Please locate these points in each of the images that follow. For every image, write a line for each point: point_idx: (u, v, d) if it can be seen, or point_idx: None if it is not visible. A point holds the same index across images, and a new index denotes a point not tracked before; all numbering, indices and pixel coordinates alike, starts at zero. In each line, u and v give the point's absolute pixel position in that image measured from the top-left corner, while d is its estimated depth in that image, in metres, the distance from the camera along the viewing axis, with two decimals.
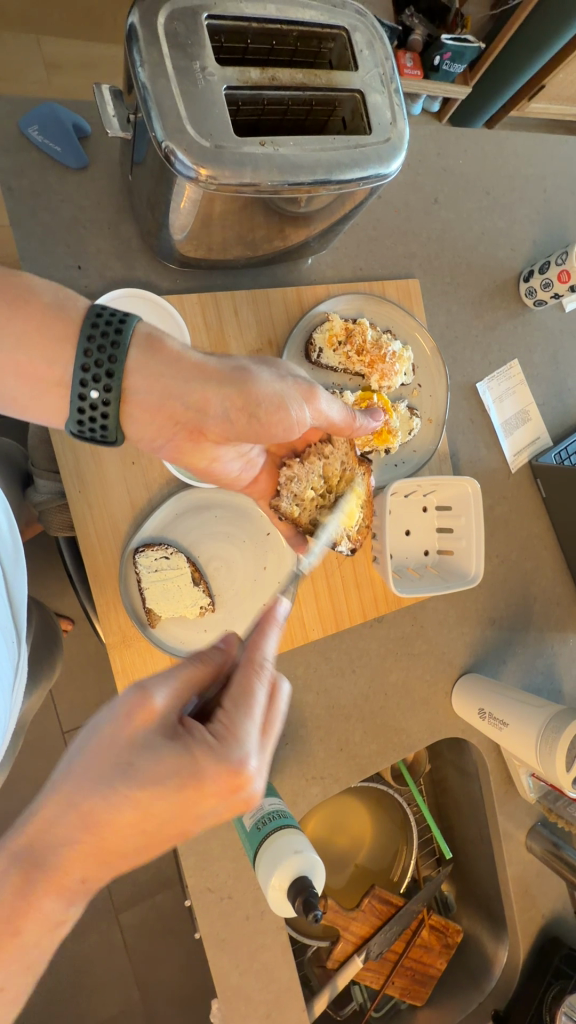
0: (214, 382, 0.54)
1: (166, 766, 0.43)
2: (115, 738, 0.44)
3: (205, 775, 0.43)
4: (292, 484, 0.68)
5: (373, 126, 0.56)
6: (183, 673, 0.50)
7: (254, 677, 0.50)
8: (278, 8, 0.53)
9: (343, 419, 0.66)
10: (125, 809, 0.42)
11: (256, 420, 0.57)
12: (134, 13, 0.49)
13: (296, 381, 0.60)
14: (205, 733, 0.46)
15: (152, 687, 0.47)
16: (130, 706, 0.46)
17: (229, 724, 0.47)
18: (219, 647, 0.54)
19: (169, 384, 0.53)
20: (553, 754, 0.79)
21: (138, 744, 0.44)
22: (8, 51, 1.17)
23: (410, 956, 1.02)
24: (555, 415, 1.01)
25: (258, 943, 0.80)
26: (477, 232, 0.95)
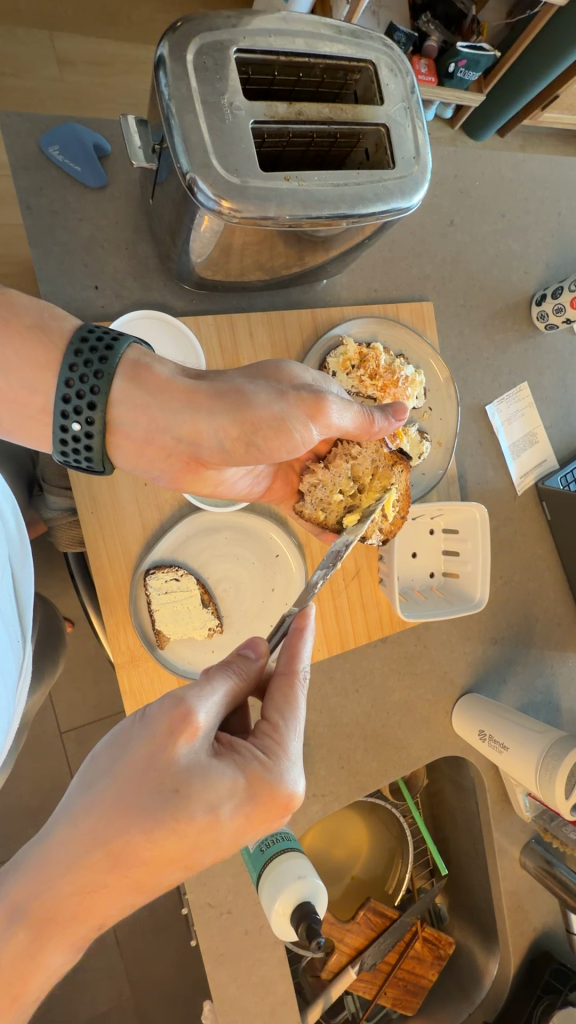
0: (204, 409, 0.51)
1: (204, 784, 0.39)
2: (151, 757, 0.40)
3: (262, 795, 0.41)
4: (316, 490, 0.68)
5: (397, 160, 0.56)
6: (220, 688, 0.46)
7: (295, 687, 0.49)
8: (306, 42, 0.54)
9: (359, 424, 0.59)
10: (156, 842, 0.37)
11: (256, 445, 0.54)
12: (164, 45, 0.49)
13: (299, 394, 0.54)
14: (254, 753, 0.43)
15: (195, 701, 0.43)
16: (167, 715, 0.42)
17: (278, 740, 0.45)
18: (251, 654, 0.51)
19: (156, 416, 0.50)
20: (552, 780, 0.80)
21: (181, 765, 0.40)
22: (22, 47, 1.15)
23: (402, 968, 1.04)
24: (562, 438, 1.01)
25: (255, 957, 0.81)
26: (491, 254, 0.95)
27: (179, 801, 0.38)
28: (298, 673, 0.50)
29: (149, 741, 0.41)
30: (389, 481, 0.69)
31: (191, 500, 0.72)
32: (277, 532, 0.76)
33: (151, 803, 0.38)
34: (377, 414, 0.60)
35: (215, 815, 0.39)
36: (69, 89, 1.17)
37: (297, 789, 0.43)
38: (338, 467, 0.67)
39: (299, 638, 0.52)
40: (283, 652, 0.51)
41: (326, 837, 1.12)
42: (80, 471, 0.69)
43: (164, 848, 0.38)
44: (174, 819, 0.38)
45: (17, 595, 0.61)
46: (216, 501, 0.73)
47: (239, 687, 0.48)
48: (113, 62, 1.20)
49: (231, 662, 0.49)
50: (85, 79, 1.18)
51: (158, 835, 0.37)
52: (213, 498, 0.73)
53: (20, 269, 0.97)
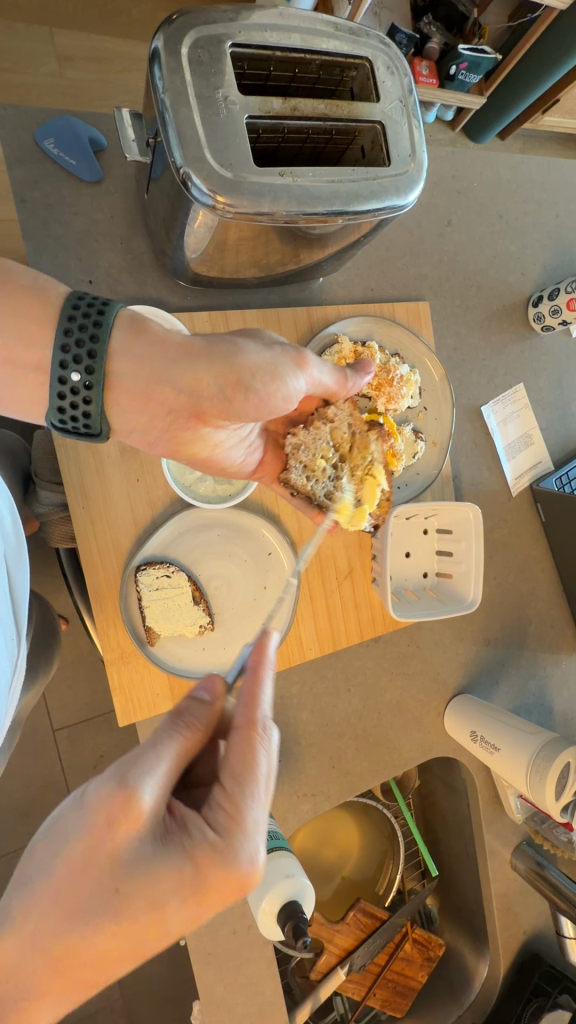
0: (203, 358, 0.52)
1: (161, 881, 0.37)
2: (91, 855, 0.36)
3: (211, 882, 0.38)
4: (299, 451, 0.69)
5: (392, 157, 0.56)
6: (169, 758, 0.42)
7: (254, 744, 0.44)
8: (303, 39, 0.54)
9: (335, 381, 0.65)
10: (112, 942, 0.35)
11: (254, 391, 0.55)
12: (159, 36, 0.49)
13: (285, 350, 0.57)
14: (205, 831, 0.40)
15: (138, 785, 0.39)
16: (109, 813, 0.37)
17: (233, 811, 0.41)
18: (205, 699, 0.47)
19: (158, 368, 0.51)
20: (543, 780, 0.80)
21: (121, 859, 0.36)
22: (21, 41, 1.14)
23: (392, 969, 1.04)
24: (557, 440, 1.01)
25: (243, 957, 0.81)
26: (488, 255, 0.95)
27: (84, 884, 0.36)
28: (256, 725, 0.45)
29: (87, 834, 0.36)
30: (368, 447, 0.71)
31: (184, 497, 0.72)
32: (269, 528, 0.76)
33: (93, 905, 0.35)
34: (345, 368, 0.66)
35: (162, 909, 0.36)
36: (68, 85, 1.17)
37: (257, 864, 0.40)
38: (321, 427, 0.69)
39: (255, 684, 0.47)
40: (238, 700, 0.47)
41: (317, 838, 1.12)
42: (72, 465, 0.68)
43: (121, 945, 0.35)
44: (129, 916, 0.36)
45: (13, 591, 0.61)
46: (208, 498, 0.73)
47: (193, 744, 0.44)
48: (113, 57, 1.20)
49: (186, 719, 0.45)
50: (84, 74, 1.18)
51: (109, 934, 0.35)
52: (205, 495, 0.73)
53: None
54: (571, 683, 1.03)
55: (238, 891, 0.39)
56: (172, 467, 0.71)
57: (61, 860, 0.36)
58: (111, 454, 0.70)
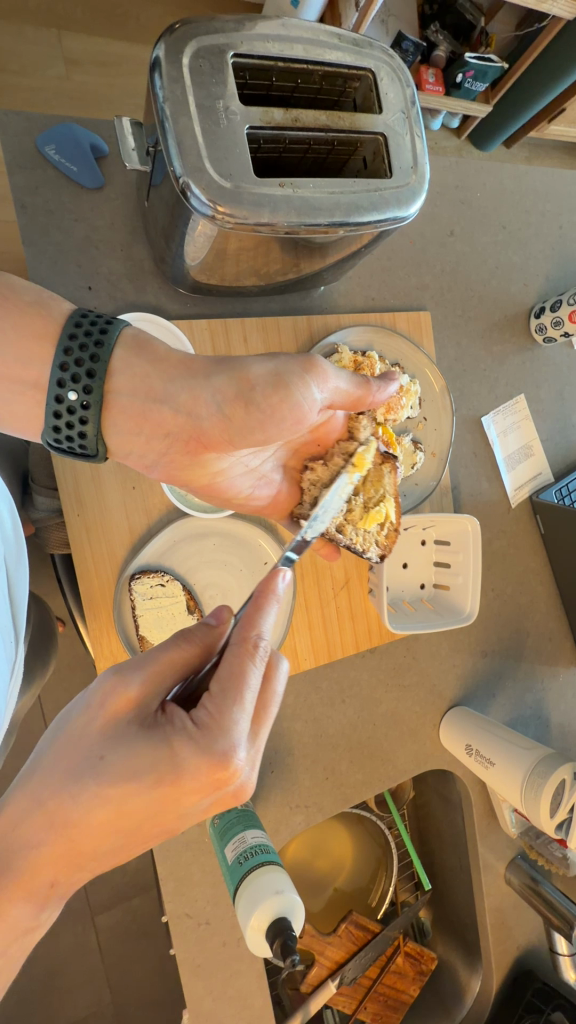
0: (202, 378, 0.52)
1: (140, 762, 0.40)
2: (87, 730, 0.43)
3: (182, 766, 0.40)
4: (316, 488, 0.68)
5: (394, 170, 0.55)
6: (161, 657, 0.46)
7: (244, 657, 0.45)
8: (305, 49, 0.53)
9: (357, 389, 0.60)
10: (99, 810, 0.39)
11: (255, 404, 0.54)
12: (161, 46, 0.49)
13: (297, 358, 0.55)
14: (187, 725, 0.42)
15: (127, 672, 0.45)
16: (106, 697, 0.44)
17: (216, 713, 0.43)
18: (210, 623, 0.50)
19: (154, 385, 0.51)
20: (538, 799, 0.79)
21: (110, 734, 0.42)
22: (28, 45, 1.15)
23: (383, 982, 1.03)
24: (558, 452, 1.00)
25: (232, 970, 0.80)
26: (491, 266, 0.95)
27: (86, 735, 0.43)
28: (249, 643, 0.46)
29: (86, 710, 0.44)
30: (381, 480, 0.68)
31: (179, 505, 0.72)
32: (266, 538, 0.75)
33: (83, 769, 0.41)
34: (372, 382, 0.62)
35: (141, 783, 0.40)
36: (74, 88, 1.17)
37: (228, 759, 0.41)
38: (338, 460, 0.67)
39: (256, 609, 0.48)
40: (237, 621, 0.48)
41: (310, 847, 1.11)
42: (67, 472, 0.68)
43: (103, 811, 0.40)
44: (110, 786, 0.40)
45: (13, 594, 0.60)
46: (203, 508, 0.72)
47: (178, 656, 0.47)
48: (118, 60, 1.20)
49: (190, 634, 0.49)
50: (90, 77, 1.18)
51: (99, 806, 0.40)
52: (201, 505, 0.73)
53: (18, 268, 0.97)
54: (568, 697, 1.03)
55: (215, 785, 0.41)
56: None
57: (65, 735, 0.43)
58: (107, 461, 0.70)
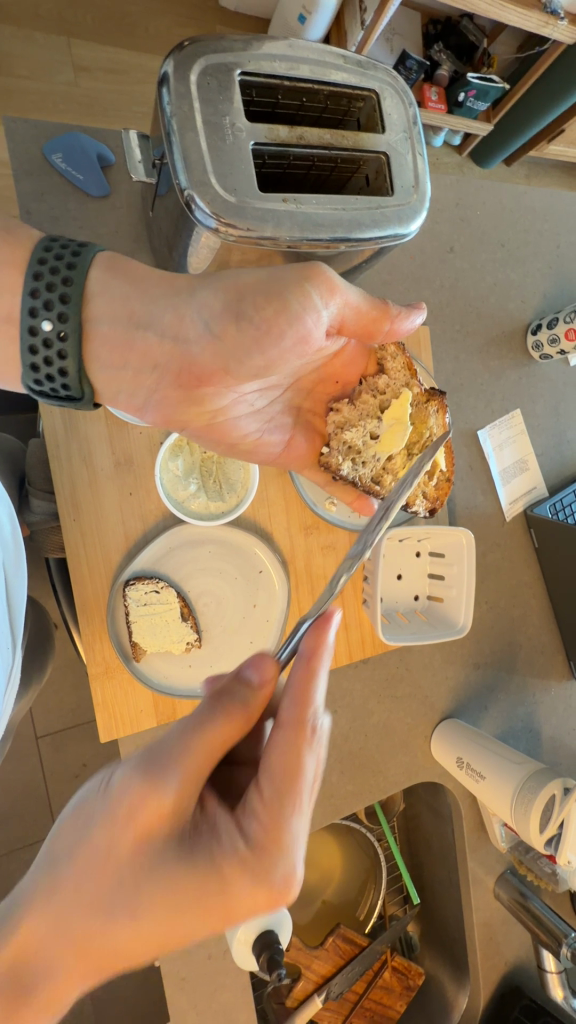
0: (186, 294, 0.52)
1: (180, 889, 0.38)
2: (115, 843, 0.39)
3: (237, 898, 0.38)
4: (343, 431, 0.69)
5: (395, 188, 0.56)
6: (195, 748, 0.41)
7: (301, 749, 0.40)
8: (311, 69, 0.54)
9: (370, 305, 0.56)
10: (134, 931, 0.38)
11: (246, 315, 0.51)
12: (170, 61, 0.49)
13: (309, 269, 0.51)
14: (237, 838, 0.40)
15: (290, 867, 0.39)
16: (138, 802, 0.40)
17: (271, 827, 0.39)
18: (252, 682, 0.43)
19: (136, 306, 0.51)
20: (528, 813, 0.79)
21: (144, 855, 0.39)
22: (37, 52, 1.16)
23: (370, 997, 1.02)
24: (553, 466, 1.01)
25: (217, 983, 0.79)
26: (489, 282, 0.96)
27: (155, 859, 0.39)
28: (305, 727, 0.41)
29: (109, 821, 0.39)
30: (426, 422, 0.72)
31: (175, 512, 0.72)
32: (261, 547, 0.75)
33: (116, 895, 0.38)
34: (389, 305, 0.58)
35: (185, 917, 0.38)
36: (82, 95, 1.19)
37: (301, 876, 0.40)
38: (364, 398, 0.69)
39: (308, 680, 0.42)
40: (286, 694, 0.42)
41: None
42: (65, 477, 0.68)
43: (136, 938, 0.38)
44: (146, 916, 0.38)
45: (10, 598, 0.60)
46: (200, 515, 0.72)
47: (225, 732, 0.41)
48: (127, 69, 1.21)
49: (228, 705, 0.42)
50: (98, 86, 1.19)
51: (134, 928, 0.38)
52: (198, 512, 0.72)
53: None
54: (559, 711, 1.03)
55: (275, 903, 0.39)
56: (165, 481, 0.70)
57: (85, 847, 0.40)
58: (104, 465, 0.70)
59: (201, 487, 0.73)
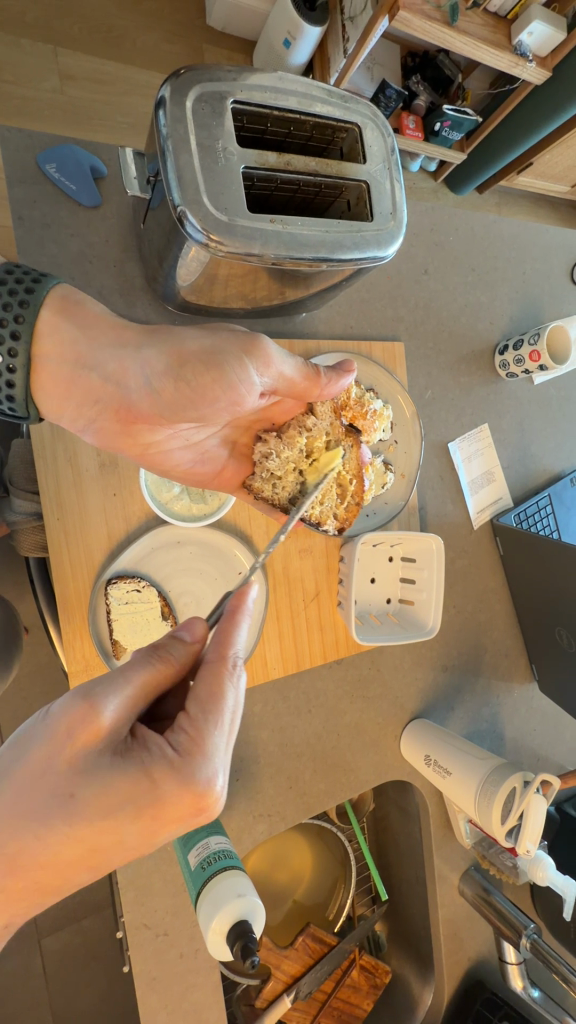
0: (131, 349, 0.56)
1: (111, 787, 0.42)
2: (51, 761, 0.43)
3: (164, 795, 0.43)
4: (267, 462, 0.69)
5: (375, 214, 0.60)
6: (136, 680, 0.48)
7: (224, 678, 0.49)
8: (299, 101, 0.58)
9: (304, 376, 0.62)
10: (62, 840, 0.42)
11: (185, 380, 0.57)
12: (167, 86, 0.53)
13: (243, 339, 0.58)
14: (165, 749, 0.45)
15: (215, 774, 0.45)
16: (69, 723, 0.44)
17: (194, 736, 0.46)
18: (184, 639, 0.52)
19: (82, 351, 0.56)
20: (490, 806, 0.83)
21: (79, 764, 0.43)
22: (25, 57, 1.18)
23: (337, 996, 1.03)
24: (517, 479, 1.07)
25: (188, 982, 0.80)
26: (460, 304, 1.02)
27: (108, 757, 0.44)
28: (228, 662, 0.50)
29: (48, 743, 0.43)
30: (339, 457, 0.71)
31: (158, 513, 0.74)
32: (241, 548, 0.78)
33: (52, 807, 0.42)
34: (321, 374, 0.64)
35: (115, 815, 0.42)
36: (68, 102, 1.21)
37: (210, 787, 0.44)
38: (292, 435, 0.69)
39: (233, 621, 0.52)
40: (213, 640, 0.51)
41: (270, 860, 1.12)
42: (50, 479, 0.70)
43: (70, 845, 0.42)
44: (81, 822, 0.42)
45: None
46: (182, 516, 0.75)
47: (157, 676, 0.49)
48: (114, 79, 1.24)
49: (161, 653, 0.50)
50: (85, 94, 1.22)
51: (66, 834, 0.42)
52: (181, 513, 0.75)
53: None
54: (522, 712, 1.08)
55: (189, 808, 0.44)
56: (149, 484, 0.73)
57: (23, 767, 0.43)
58: (89, 467, 0.71)
59: (184, 489, 0.75)
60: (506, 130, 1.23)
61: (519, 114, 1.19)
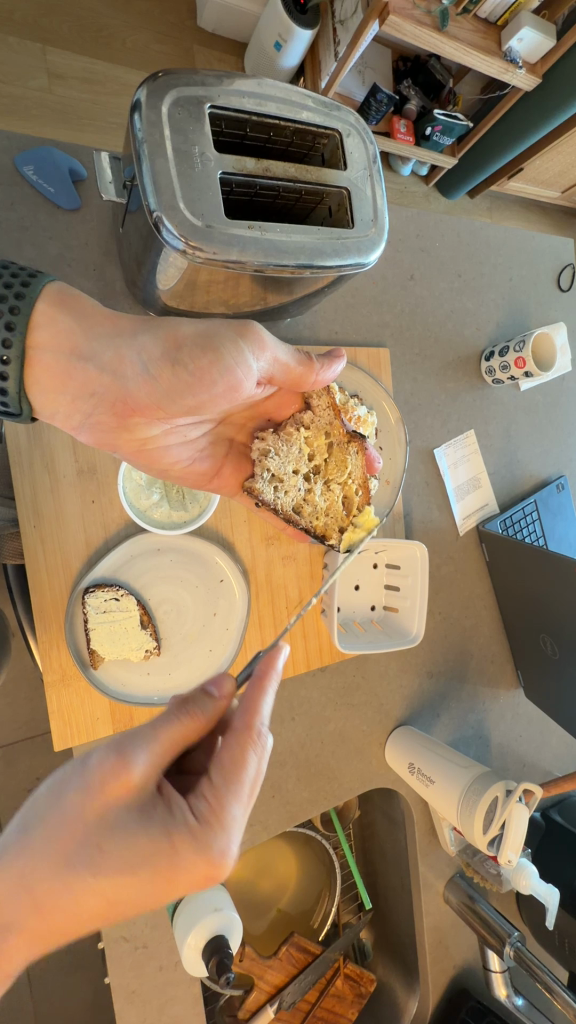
0: (127, 335, 0.56)
1: (136, 847, 0.42)
2: (84, 809, 0.43)
3: (181, 861, 0.42)
4: (266, 458, 0.69)
5: (356, 220, 0.60)
6: (164, 735, 0.47)
7: (248, 747, 0.48)
8: (278, 107, 0.58)
9: (297, 362, 0.62)
10: (87, 890, 0.41)
11: (181, 364, 0.56)
12: (142, 89, 0.52)
13: (236, 321, 0.57)
14: (188, 815, 0.45)
15: (229, 843, 0.44)
16: (108, 774, 0.44)
17: (215, 801, 0.46)
18: (214, 696, 0.51)
19: (79, 342, 0.55)
20: (472, 815, 0.82)
21: (108, 818, 0.43)
22: (12, 56, 1.16)
23: (322, 1006, 1.02)
24: (503, 485, 1.07)
25: (168, 995, 0.79)
26: (447, 310, 1.02)
27: (136, 814, 0.44)
28: (254, 733, 0.49)
29: (82, 789, 0.44)
30: (343, 462, 0.71)
31: (137, 521, 0.73)
32: (222, 556, 0.77)
33: (80, 854, 0.42)
34: (314, 360, 0.63)
35: (135, 874, 0.41)
36: (56, 102, 1.20)
37: (225, 854, 0.44)
38: (290, 430, 0.69)
39: (259, 693, 0.51)
40: (243, 708, 0.50)
41: (254, 869, 1.11)
42: (26, 484, 0.69)
43: (95, 898, 0.41)
44: (105, 875, 0.41)
45: None
46: (162, 524, 0.74)
47: (187, 730, 0.48)
48: (103, 79, 1.23)
49: (191, 709, 0.50)
50: (73, 94, 1.21)
51: (92, 888, 0.41)
52: (160, 521, 0.74)
53: None
54: (507, 718, 1.08)
55: (205, 877, 0.43)
56: (128, 491, 0.72)
57: (58, 812, 0.43)
58: (67, 473, 0.70)
59: (164, 496, 0.74)
60: (495, 135, 1.23)
61: (511, 118, 1.19)
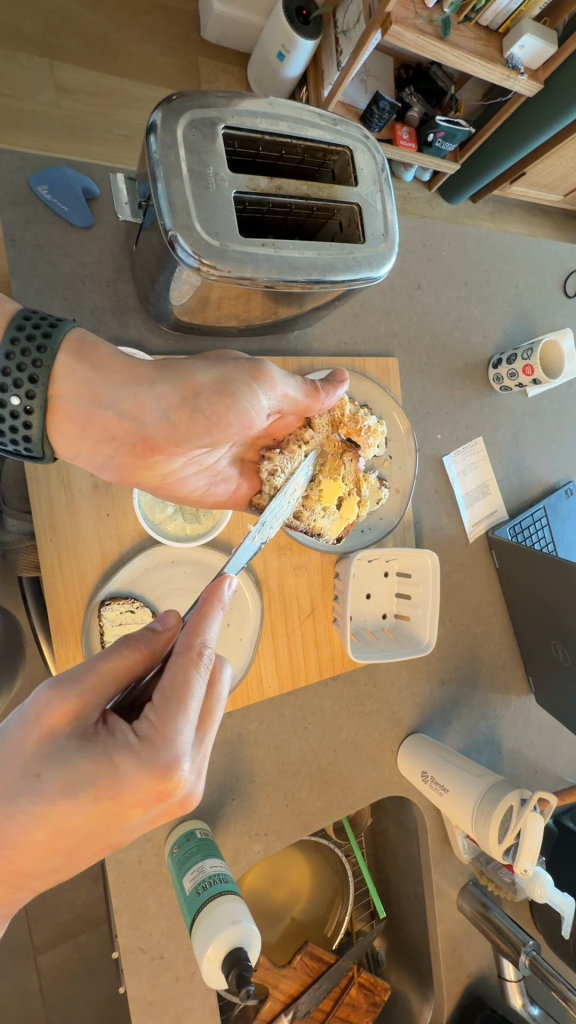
0: (146, 384, 0.57)
1: (74, 772, 0.41)
2: (22, 744, 0.42)
3: (124, 775, 0.41)
4: (274, 478, 0.70)
5: (367, 236, 0.61)
6: (104, 664, 0.47)
7: (191, 666, 0.47)
8: (289, 125, 0.58)
9: (304, 395, 0.65)
10: (32, 826, 0.40)
11: (200, 410, 0.58)
12: (158, 111, 0.52)
13: (245, 364, 0.59)
14: (129, 735, 0.43)
15: (180, 755, 0.43)
16: (44, 709, 0.44)
17: (159, 721, 0.44)
18: (156, 628, 0.52)
19: (104, 382, 0.55)
20: (487, 824, 0.82)
21: (46, 748, 0.42)
22: (21, 72, 1.18)
23: (336, 1016, 1.01)
24: (512, 491, 1.07)
25: (185, 1005, 0.79)
26: (453, 318, 1.02)
27: (75, 742, 0.43)
28: (196, 652, 0.48)
29: (21, 725, 0.43)
30: (339, 469, 0.73)
31: (151, 534, 0.73)
32: (236, 570, 0.78)
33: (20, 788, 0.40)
34: (319, 389, 0.66)
35: (78, 797, 0.40)
36: (65, 116, 1.21)
37: (174, 768, 0.42)
38: (294, 447, 0.71)
39: (200, 616, 0.50)
40: (184, 631, 0.50)
41: (267, 877, 1.11)
42: (42, 500, 0.69)
43: (39, 830, 0.40)
44: (48, 805, 0.40)
45: None
46: (176, 536, 0.74)
47: (128, 662, 0.48)
48: (110, 93, 1.25)
49: (134, 641, 0.50)
50: (81, 108, 1.22)
51: (34, 820, 0.40)
52: (175, 534, 0.75)
53: None
54: (519, 724, 1.08)
55: (153, 793, 0.42)
56: (142, 505, 0.72)
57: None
58: (82, 488, 0.71)
59: (178, 509, 0.75)
60: (498, 141, 1.24)
61: (515, 126, 1.19)
